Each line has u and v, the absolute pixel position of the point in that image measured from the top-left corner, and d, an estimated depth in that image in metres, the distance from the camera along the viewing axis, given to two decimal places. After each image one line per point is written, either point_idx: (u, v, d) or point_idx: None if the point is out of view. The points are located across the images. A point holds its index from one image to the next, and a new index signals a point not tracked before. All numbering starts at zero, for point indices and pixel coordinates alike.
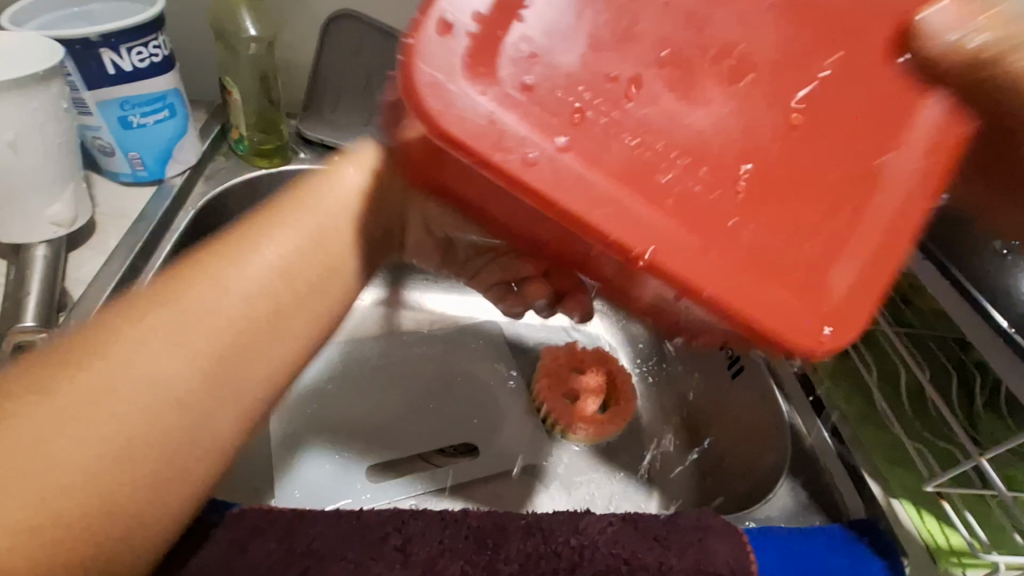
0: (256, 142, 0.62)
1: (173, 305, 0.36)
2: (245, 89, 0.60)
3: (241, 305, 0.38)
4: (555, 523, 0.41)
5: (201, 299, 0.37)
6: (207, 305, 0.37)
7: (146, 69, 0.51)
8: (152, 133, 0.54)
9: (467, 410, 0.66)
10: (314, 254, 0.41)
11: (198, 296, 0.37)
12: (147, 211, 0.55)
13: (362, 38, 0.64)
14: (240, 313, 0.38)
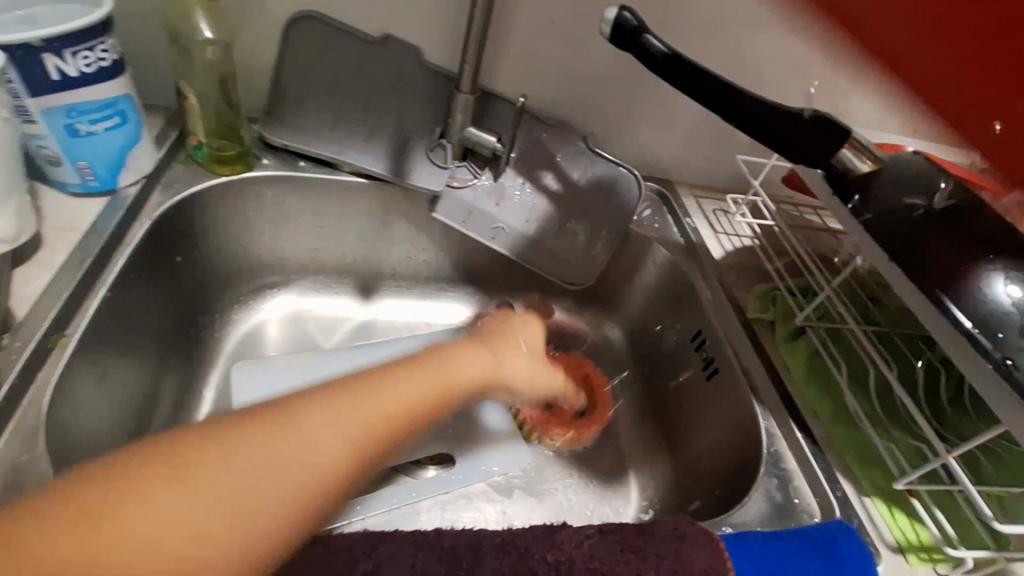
0: (214, 148, 0.60)
1: (373, 397, 0.38)
2: (200, 93, 0.58)
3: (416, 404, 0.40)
4: (532, 540, 0.40)
5: (392, 393, 0.39)
6: (391, 402, 0.39)
7: (91, 74, 0.48)
8: (101, 141, 0.51)
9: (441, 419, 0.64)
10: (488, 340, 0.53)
11: (398, 388, 0.40)
12: (97, 224, 0.52)
13: (325, 40, 0.61)
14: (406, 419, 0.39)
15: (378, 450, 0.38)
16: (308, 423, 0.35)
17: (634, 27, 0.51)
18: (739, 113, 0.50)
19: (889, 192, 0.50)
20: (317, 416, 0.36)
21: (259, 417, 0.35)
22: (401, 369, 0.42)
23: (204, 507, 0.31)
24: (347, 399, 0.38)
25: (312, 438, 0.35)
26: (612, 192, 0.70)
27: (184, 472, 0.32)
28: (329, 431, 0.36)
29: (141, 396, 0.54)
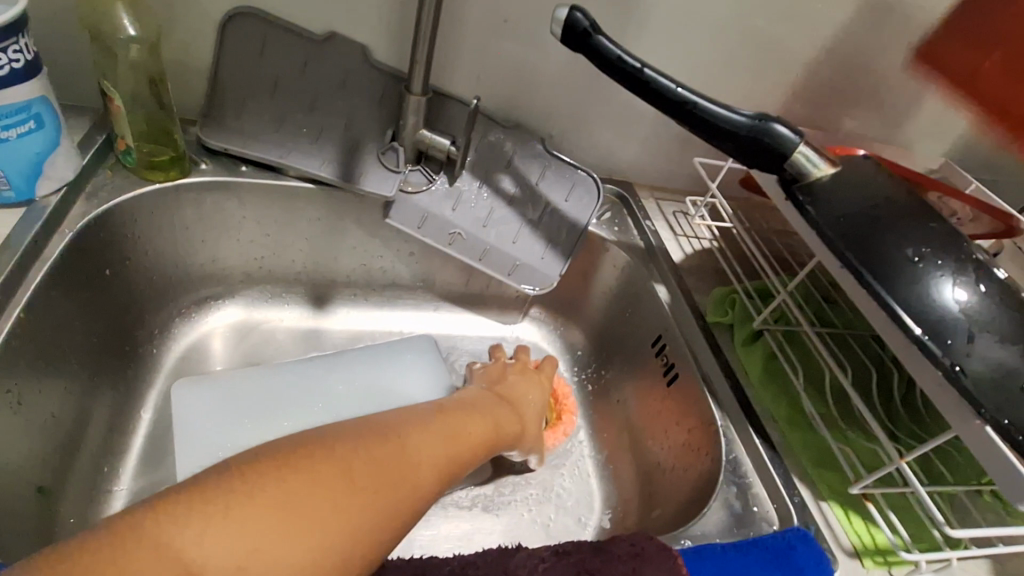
0: (146, 153, 0.57)
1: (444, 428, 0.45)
2: (127, 95, 0.54)
3: (473, 434, 0.48)
4: (483, 566, 0.38)
5: (454, 424, 0.47)
6: (456, 431, 0.46)
7: (4, 76, 0.44)
8: (15, 148, 0.47)
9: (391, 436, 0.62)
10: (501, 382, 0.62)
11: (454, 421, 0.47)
12: (11, 238, 0.47)
13: (264, 39, 0.58)
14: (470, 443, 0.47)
15: (458, 468, 0.44)
16: (410, 436, 0.41)
17: (585, 28, 0.49)
18: (693, 118, 0.49)
19: (840, 195, 0.50)
20: (413, 433, 0.42)
21: (365, 433, 0.40)
22: (461, 414, 0.50)
23: (353, 488, 0.35)
24: (433, 425, 0.45)
25: (418, 448, 0.41)
26: (571, 192, 0.69)
27: (328, 466, 0.36)
28: (424, 443, 0.42)
29: (67, 423, 0.50)
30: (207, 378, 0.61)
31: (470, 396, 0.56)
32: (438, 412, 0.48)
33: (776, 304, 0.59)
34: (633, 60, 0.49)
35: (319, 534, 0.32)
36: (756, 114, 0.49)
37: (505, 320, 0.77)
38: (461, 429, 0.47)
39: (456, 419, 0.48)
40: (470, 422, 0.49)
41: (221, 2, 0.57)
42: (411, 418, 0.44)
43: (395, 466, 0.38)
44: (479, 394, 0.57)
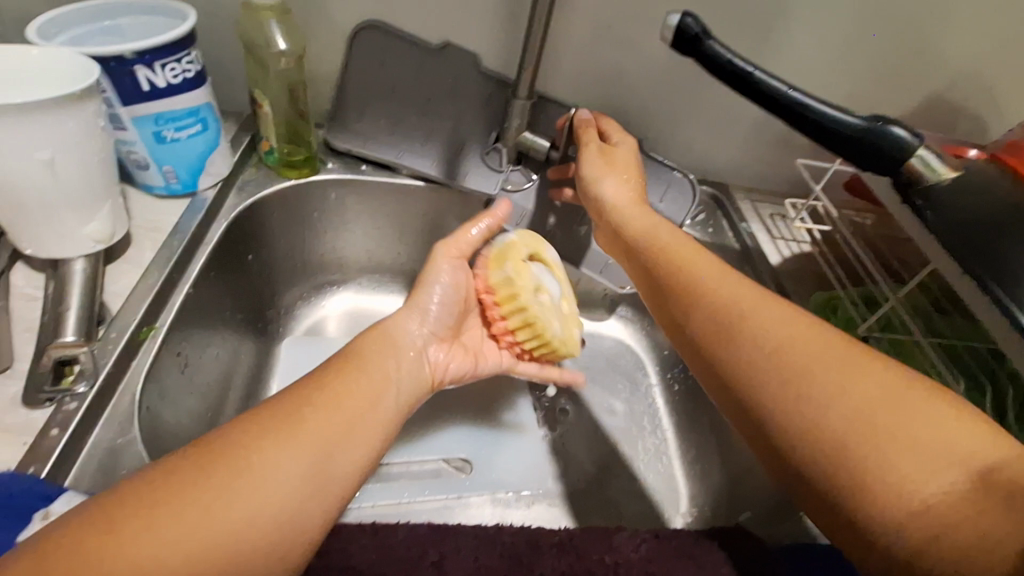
0: (284, 152, 0.64)
1: (352, 375, 0.40)
2: (274, 101, 0.61)
3: (404, 383, 0.43)
4: (588, 540, 0.41)
5: (380, 364, 0.42)
6: (379, 372, 0.41)
7: (179, 85, 0.51)
8: (184, 147, 0.54)
9: (474, 411, 0.68)
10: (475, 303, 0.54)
11: (379, 359, 0.42)
12: (180, 225, 0.55)
13: (390, 48, 0.63)
14: (399, 395, 0.42)
15: (378, 426, 0.39)
16: (264, 433, 0.35)
17: (695, 33, 0.51)
18: (806, 119, 0.50)
19: (965, 200, 0.48)
20: (317, 403, 0.37)
21: (262, 417, 0.36)
22: (372, 351, 0.42)
23: (221, 507, 0.31)
24: (299, 395, 0.38)
25: (280, 450, 0.34)
26: (665, 193, 0.71)
27: (217, 473, 0.32)
28: (328, 410, 0.37)
29: (215, 387, 0.57)
30: (310, 352, 0.67)
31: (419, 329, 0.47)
32: (321, 373, 0.40)
33: (883, 310, 0.58)
34: (744, 65, 0.50)
35: (197, 546, 0.30)
36: (872, 117, 0.49)
37: (593, 317, 0.80)
38: (359, 381, 0.40)
39: (351, 372, 0.40)
40: (367, 372, 0.41)
41: (352, 14, 0.63)
42: (309, 379, 0.39)
43: (282, 456, 0.34)
44: (418, 326, 0.47)
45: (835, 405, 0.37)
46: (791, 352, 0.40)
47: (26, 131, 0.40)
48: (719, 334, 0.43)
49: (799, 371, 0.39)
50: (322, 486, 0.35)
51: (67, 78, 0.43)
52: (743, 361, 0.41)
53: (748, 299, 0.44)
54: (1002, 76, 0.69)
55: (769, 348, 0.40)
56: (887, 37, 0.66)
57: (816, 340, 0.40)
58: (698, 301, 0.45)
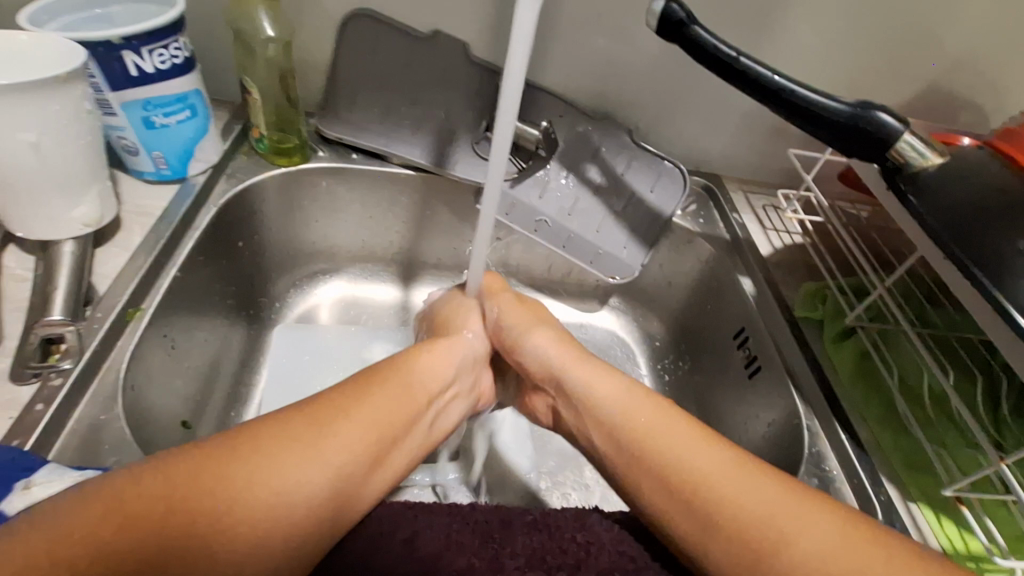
0: (275, 140, 0.64)
1: (403, 390, 0.42)
2: (263, 88, 0.62)
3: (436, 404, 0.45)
4: (562, 520, 0.41)
5: (424, 381, 0.45)
6: (421, 386, 0.44)
7: (166, 71, 0.51)
8: (174, 133, 0.55)
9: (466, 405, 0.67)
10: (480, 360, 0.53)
11: (425, 375, 0.45)
12: (169, 209, 0.55)
13: (379, 38, 0.64)
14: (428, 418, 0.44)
15: (403, 449, 0.41)
16: (291, 440, 0.36)
17: (680, 18, 0.51)
18: (789, 105, 0.49)
19: (951, 185, 0.48)
20: (368, 412, 0.39)
21: (321, 409, 0.38)
22: (419, 367, 0.45)
23: (271, 495, 0.33)
24: (324, 408, 0.38)
25: (298, 466, 0.35)
26: (656, 183, 0.71)
27: (274, 454, 0.35)
28: (375, 422, 0.39)
29: (204, 371, 0.58)
30: (300, 340, 0.67)
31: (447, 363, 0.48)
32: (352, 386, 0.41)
33: (870, 300, 0.57)
34: (729, 50, 0.50)
35: (240, 528, 0.32)
36: (858, 103, 0.49)
37: (585, 308, 0.80)
38: (391, 409, 0.41)
39: (386, 393, 0.41)
40: (403, 401, 0.42)
41: (342, 3, 0.63)
42: (365, 382, 0.42)
43: (326, 460, 0.36)
44: (460, 354, 0.50)
45: (786, 557, 0.35)
46: (738, 507, 0.37)
47: (15, 113, 0.41)
48: (653, 478, 0.40)
49: (738, 516, 0.37)
50: (332, 513, 0.35)
51: (54, 61, 0.44)
52: (682, 516, 0.38)
53: (667, 416, 0.43)
54: (1000, 65, 0.69)
55: (713, 496, 0.38)
56: (880, 25, 0.66)
57: (760, 492, 0.38)
58: (635, 445, 0.42)
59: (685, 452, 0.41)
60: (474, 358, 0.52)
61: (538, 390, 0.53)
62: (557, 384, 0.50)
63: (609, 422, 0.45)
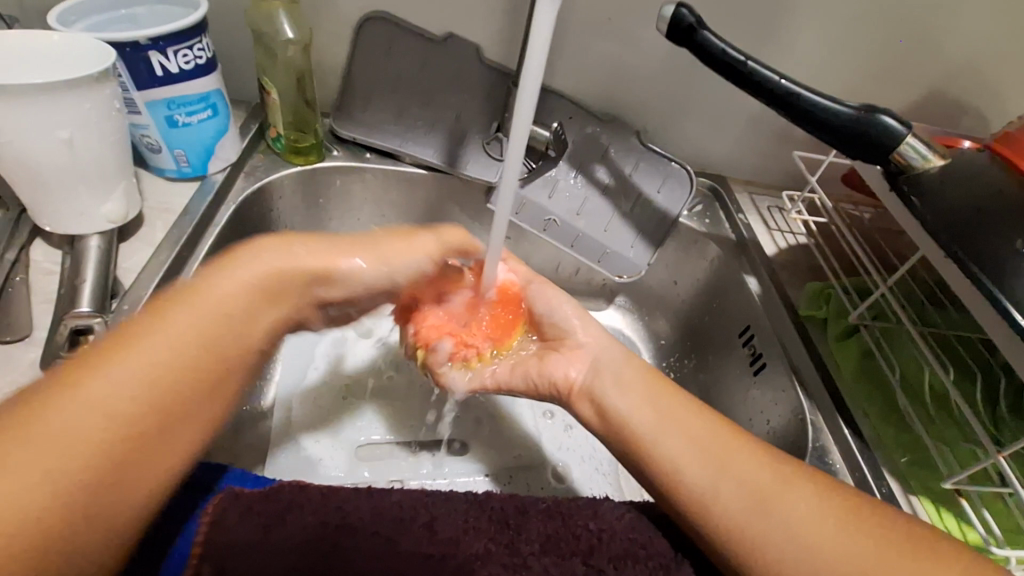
0: (292, 140, 0.66)
1: (197, 308, 0.40)
2: (282, 89, 0.64)
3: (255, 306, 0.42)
4: (575, 507, 0.42)
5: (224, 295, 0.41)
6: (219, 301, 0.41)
7: (190, 71, 0.53)
8: (195, 132, 0.57)
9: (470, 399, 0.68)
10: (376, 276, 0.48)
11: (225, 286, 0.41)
12: (191, 206, 0.57)
13: (394, 40, 0.65)
14: (245, 323, 0.41)
15: (221, 357, 0.39)
16: (91, 398, 0.34)
17: (690, 23, 0.52)
18: (796, 108, 0.51)
19: (953, 187, 0.49)
20: (154, 342, 0.37)
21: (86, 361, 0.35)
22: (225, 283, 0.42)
23: (68, 457, 0.32)
24: (124, 348, 0.36)
25: (94, 411, 0.34)
26: (663, 184, 0.72)
27: (53, 417, 0.33)
28: (170, 348, 0.37)
29: None
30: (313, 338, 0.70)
31: (237, 294, 0.42)
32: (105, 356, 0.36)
33: (873, 299, 0.58)
34: (738, 54, 0.52)
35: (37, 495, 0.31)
36: (863, 107, 0.50)
37: (592, 307, 0.81)
38: (162, 357, 0.37)
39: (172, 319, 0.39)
40: (198, 322, 0.39)
41: (359, 6, 0.65)
42: (152, 316, 0.39)
43: (116, 396, 0.35)
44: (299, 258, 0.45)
45: (778, 512, 0.39)
46: (741, 471, 0.41)
47: (50, 110, 0.42)
48: (675, 434, 0.44)
49: (743, 483, 0.40)
50: (152, 448, 0.35)
51: (86, 62, 0.46)
52: (694, 465, 0.42)
53: (680, 399, 0.46)
54: (1001, 71, 0.70)
55: (725, 461, 0.42)
56: (884, 31, 0.67)
57: (764, 464, 0.41)
58: (661, 410, 0.46)
59: (699, 430, 0.44)
60: (311, 284, 0.46)
61: (563, 354, 0.51)
62: (595, 359, 0.50)
63: (641, 387, 0.47)
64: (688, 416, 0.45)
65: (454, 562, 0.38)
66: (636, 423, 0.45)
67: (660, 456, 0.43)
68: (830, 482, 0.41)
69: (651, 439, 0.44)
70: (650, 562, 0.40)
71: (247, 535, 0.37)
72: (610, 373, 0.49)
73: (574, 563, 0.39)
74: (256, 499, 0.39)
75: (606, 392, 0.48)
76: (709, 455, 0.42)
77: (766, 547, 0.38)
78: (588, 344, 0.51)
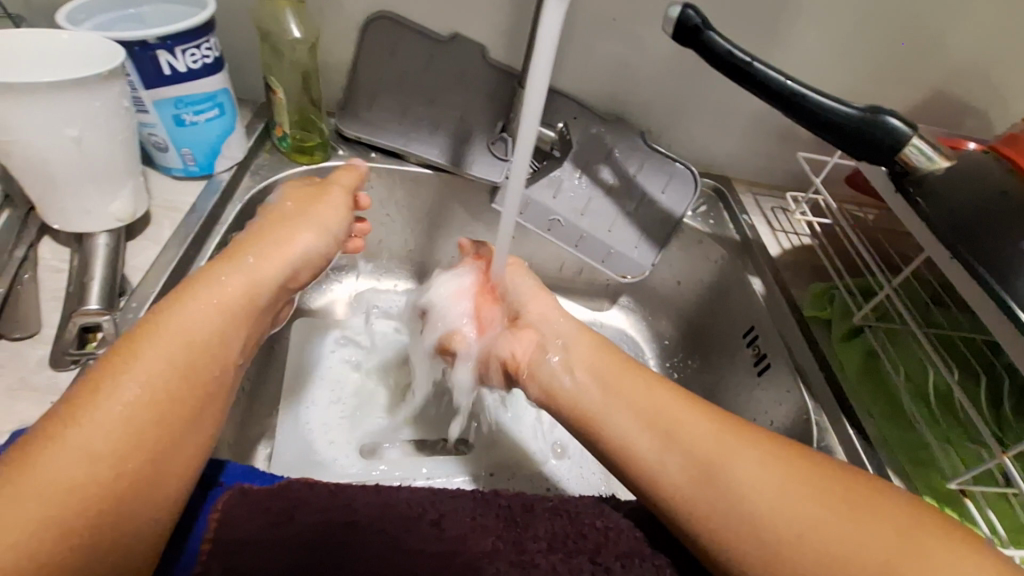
0: (297, 139, 0.66)
1: (187, 309, 0.39)
2: (287, 88, 0.64)
3: (236, 295, 0.42)
4: (581, 506, 0.43)
5: (206, 291, 0.40)
6: (203, 303, 0.40)
7: (198, 70, 0.53)
8: (202, 131, 0.57)
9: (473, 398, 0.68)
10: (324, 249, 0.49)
11: (206, 284, 0.41)
12: (198, 204, 0.57)
13: (399, 40, 0.65)
14: (235, 316, 0.41)
15: (223, 353, 0.39)
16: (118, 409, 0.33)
17: (696, 24, 0.52)
18: (801, 109, 0.51)
19: (958, 189, 0.49)
20: (160, 347, 0.36)
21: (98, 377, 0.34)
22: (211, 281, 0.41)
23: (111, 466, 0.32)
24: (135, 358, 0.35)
25: (122, 420, 0.33)
26: (667, 184, 0.73)
27: (85, 433, 0.32)
28: (177, 349, 0.37)
29: None
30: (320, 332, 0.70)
31: (213, 315, 0.39)
32: (73, 410, 0.33)
33: (879, 300, 0.58)
34: (744, 55, 0.52)
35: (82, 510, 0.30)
36: (867, 108, 0.50)
37: (595, 307, 0.82)
38: (179, 355, 0.36)
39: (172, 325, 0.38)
40: (193, 324, 0.38)
41: (365, 6, 0.65)
42: (152, 324, 0.37)
43: (139, 405, 0.34)
44: (256, 245, 0.45)
45: (730, 482, 0.38)
46: (690, 441, 0.41)
47: (58, 108, 0.42)
48: (622, 411, 0.44)
49: (693, 456, 0.40)
50: (183, 447, 0.35)
51: (97, 61, 0.46)
52: (644, 444, 0.42)
53: (622, 372, 0.47)
54: (1005, 72, 0.70)
55: (674, 435, 0.41)
56: (889, 32, 0.67)
57: (714, 431, 0.41)
58: (605, 388, 0.46)
59: (643, 402, 0.44)
60: (283, 286, 0.46)
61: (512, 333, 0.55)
62: (544, 337, 0.52)
63: (581, 362, 0.49)
64: (634, 391, 0.45)
65: (462, 559, 0.38)
66: (580, 400, 0.47)
67: (612, 437, 0.44)
68: (778, 440, 0.41)
69: (596, 417, 0.45)
70: (657, 560, 0.40)
71: (256, 532, 0.37)
72: (560, 352, 0.51)
73: (581, 561, 0.39)
74: (265, 497, 0.39)
75: (551, 371, 0.50)
76: (652, 428, 0.42)
77: (724, 523, 0.37)
78: (539, 325, 0.53)
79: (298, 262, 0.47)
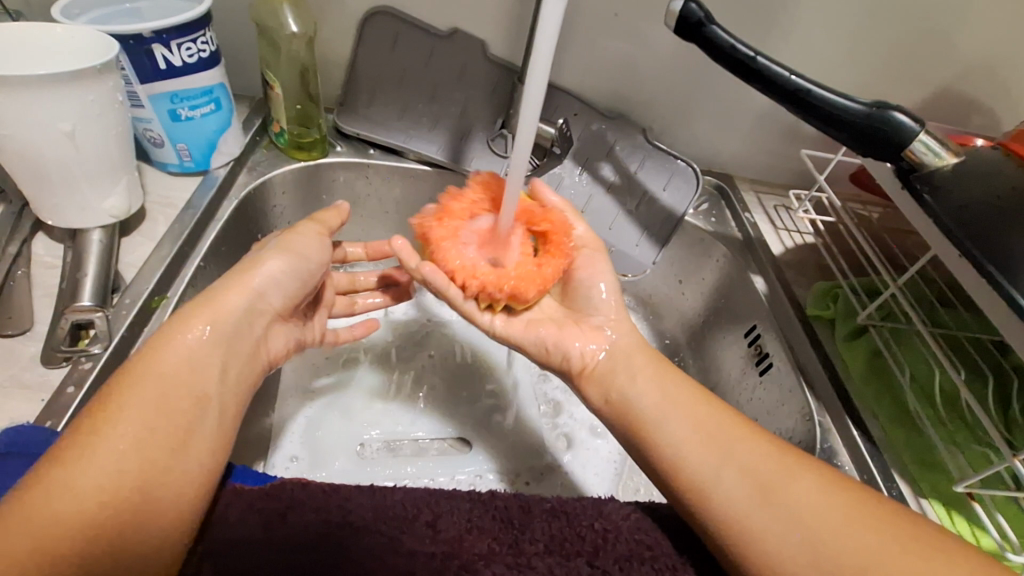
0: (295, 135, 0.65)
1: (161, 353, 0.38)
2: (285, 84, 0.63)
3: (206, 332, 0.40)
4: (579, 507, 0.42)
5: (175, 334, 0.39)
6: (175, 345, 0.38)
7: (194, 64, 0.52)
8: (198, 126, 0.56)
9: (472, 398, 0.68)
10: (305, 274, 0.47)
11: (179, 324, 0.40)
12: (193, 201, 0.57)
13: (398, 36, 0.65)
14: (210, 353, 0.40)
15: (201, 389, 0.38)
16: (105, 452, 0.33)
17: (699, 18, 0.51)
18: (806, 105, 0.50)
19: (965, 185, 0.48)
20: (145, 390, 0.36)
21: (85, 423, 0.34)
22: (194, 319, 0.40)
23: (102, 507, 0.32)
24: (118, 400, 0.35)
25: (111, 463, 0.33)
26: (669, 181, 0.72)
27: (72, 477, 0.32)
28: (159, 390, 0.36)
29: None
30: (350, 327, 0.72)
31: (191, 351, 0.39)
32: (52, 463, 0.33)
33: (882, 300, 0.57)
34: (747, 50, 0.51)
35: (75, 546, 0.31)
36: (873, 103, 0.49)
37: None
38: (160, 395, 0.36)
39: (146, 373, 0.36)
40: (166, 368, 0.37)
41: (364, 2, 0.64)
42: (136, 367, 0.37)
43: (123, 447, 0.34)
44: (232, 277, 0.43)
45: (786, 505, 0.38)
46: (749, 463, 0.41)
47: (49, 103, 0.42)
48: (679, 423, 0.44)
49: (753, 477, 0.40)
50: (172, 480, 0.35)
51: (91, 54, 0.46)
52: (695, 459, 0.41)
53: (676, 387, 0.46)
54: (1012, 69, 0.69)
55: (731, 453, 0.41)
56: (894, 28, 0.66)
57: (771, 455, 0.41)
58: (652, 401, 0.46)
59: (700, 419, 0.44)
60: (253, 312, 0.43)
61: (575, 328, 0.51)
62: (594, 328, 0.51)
63: (631, 369, 0.48)
64: (687, 408, 0.44)
65: (457, 561, 0.37)
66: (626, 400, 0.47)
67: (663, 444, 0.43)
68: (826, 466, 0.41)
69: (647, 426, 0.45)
70: (656, 563, 0.39)
71: (248, 532, 0.37)
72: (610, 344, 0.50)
73: (579, 564, 0.38)
74: (257, 496, 0.39)
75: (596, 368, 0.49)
76: (700, 440, 0.42)
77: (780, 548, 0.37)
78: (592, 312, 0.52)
79: (261, 286, 0.44)
